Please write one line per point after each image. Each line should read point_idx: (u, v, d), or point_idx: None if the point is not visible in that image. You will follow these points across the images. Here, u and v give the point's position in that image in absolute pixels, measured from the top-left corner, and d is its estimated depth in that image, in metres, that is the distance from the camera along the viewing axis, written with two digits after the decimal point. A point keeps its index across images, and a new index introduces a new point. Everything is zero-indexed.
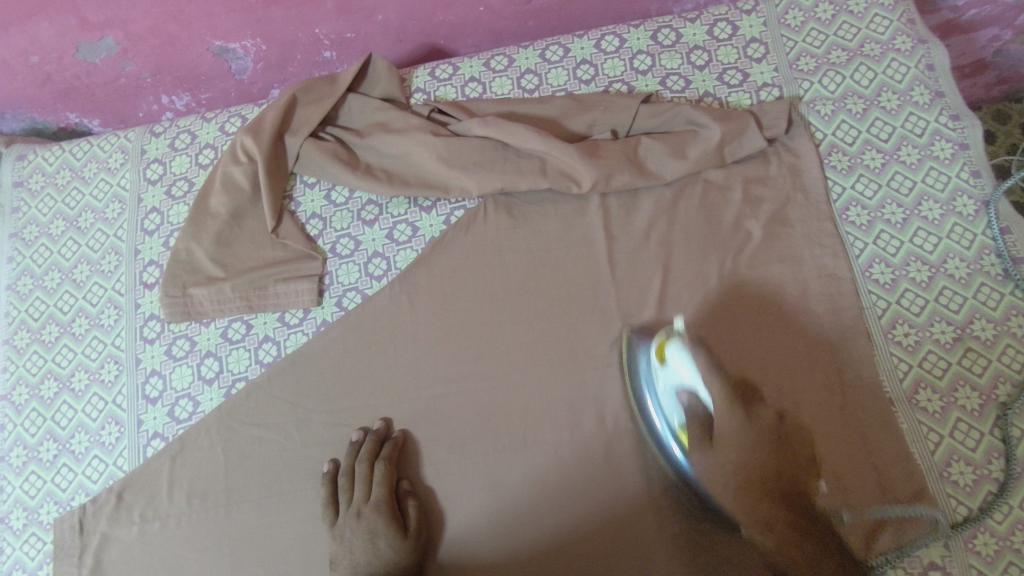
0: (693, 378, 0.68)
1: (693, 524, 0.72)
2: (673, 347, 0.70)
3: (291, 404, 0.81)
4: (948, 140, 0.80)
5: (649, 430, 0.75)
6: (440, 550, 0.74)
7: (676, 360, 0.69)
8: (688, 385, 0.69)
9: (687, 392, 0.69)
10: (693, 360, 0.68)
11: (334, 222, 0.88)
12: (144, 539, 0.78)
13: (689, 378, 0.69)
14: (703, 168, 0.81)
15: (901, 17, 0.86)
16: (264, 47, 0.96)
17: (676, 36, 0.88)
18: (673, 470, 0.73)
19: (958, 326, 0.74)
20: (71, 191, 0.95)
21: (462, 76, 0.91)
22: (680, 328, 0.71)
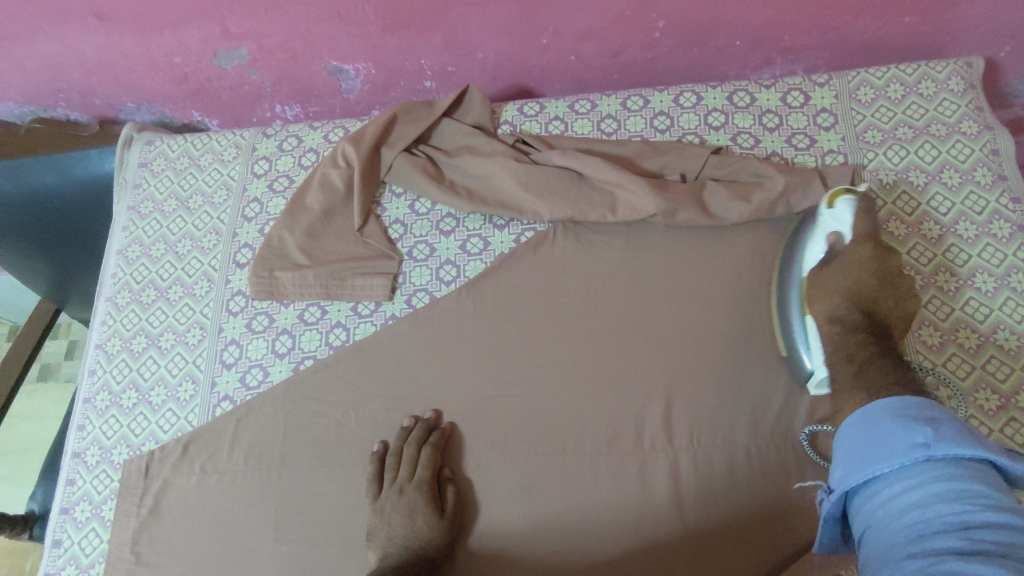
0: (846, 221, 0.78)
1: (716, 547, 0.74)
2: (845, 196, 0.79)
3: (352, 386, 0.87)
4: (1007, 220, 0.83)
5: (784, 280, 0.83)
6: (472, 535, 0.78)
7: (840, 208, 0.79)
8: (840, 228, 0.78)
9: (835, 234, 0.78)
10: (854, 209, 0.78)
11: (414, 228, 0.96)
12: (201, 489, 0.84)
13: (845, 223, 0.78)
14: (763, 218, 0.86)
15: (969, 104, 0.91)
16: (374, 71, 1.07)
17: (750, 99, 0.96)
18: (783, 335, 0.81)
19: (1003, 395, 0.75)
20: (187, 176, 1.06)
21: (547, 114, 1.00)
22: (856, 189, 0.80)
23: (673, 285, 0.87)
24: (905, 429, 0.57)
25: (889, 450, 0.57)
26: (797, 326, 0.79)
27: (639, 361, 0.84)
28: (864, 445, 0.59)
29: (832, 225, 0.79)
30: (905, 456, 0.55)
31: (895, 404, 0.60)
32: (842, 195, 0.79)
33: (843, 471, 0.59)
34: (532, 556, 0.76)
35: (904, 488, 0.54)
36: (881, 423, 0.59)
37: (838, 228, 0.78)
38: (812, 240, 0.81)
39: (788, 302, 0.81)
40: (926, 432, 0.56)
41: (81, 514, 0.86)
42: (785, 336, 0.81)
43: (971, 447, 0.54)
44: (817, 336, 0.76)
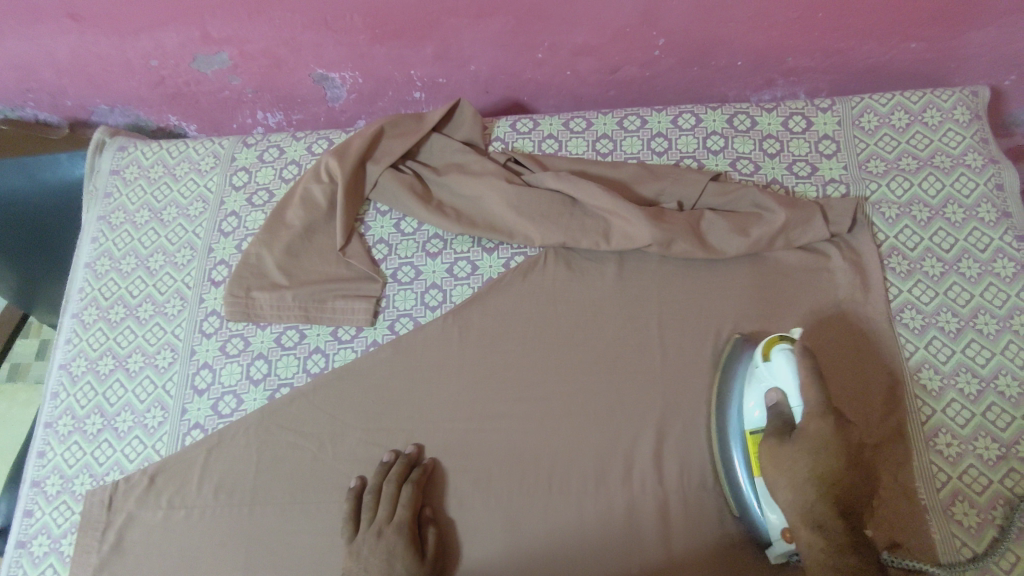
0: (789, 381, 0.69)
1: None
2: (780, 349, 0.70)
3: (330, 417, 0.83)
4: (1010, 259, 0.81)
5: (724, 423, 0.76)
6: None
7: (781, 365, 0.69)
8: (780, 388, 0.70)
9: (777, 394, 0.70)
10: (797, 369, 0.68)
11: (399, 249, 0.92)
12: (167, 524, 0.80)
13: (787, 385, 0.69)
14: (762, 250, 0.83)
15: (975, 136, 0.88)
16: (361, 80, 1.02)
17: (751, 123, 0.92)
18: (737, 502, 0.74)
19: (1004, 445, 0.73)
20: (161, 186, 1.01)
21: (541, 131, 0.96)
22: (795, 334, 0.72)
23: (668, 317, 0.83)
24: None
25: None
26: (748, 491, 0.72)
27: (632, 397, 0.80)
28: None
29: (767, 381, 0.71)
30: None
31: None
32: (776, 344, 0.71)
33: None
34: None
35: None
36: None
37: (778, 385, 0.70)
38: (747, 391, 0.75)
39: (737, 476, 0.74)
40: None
41: (39, 548, 0.81)
42: (737, 500, 0.74)
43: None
44: (773, 505, 0.70)
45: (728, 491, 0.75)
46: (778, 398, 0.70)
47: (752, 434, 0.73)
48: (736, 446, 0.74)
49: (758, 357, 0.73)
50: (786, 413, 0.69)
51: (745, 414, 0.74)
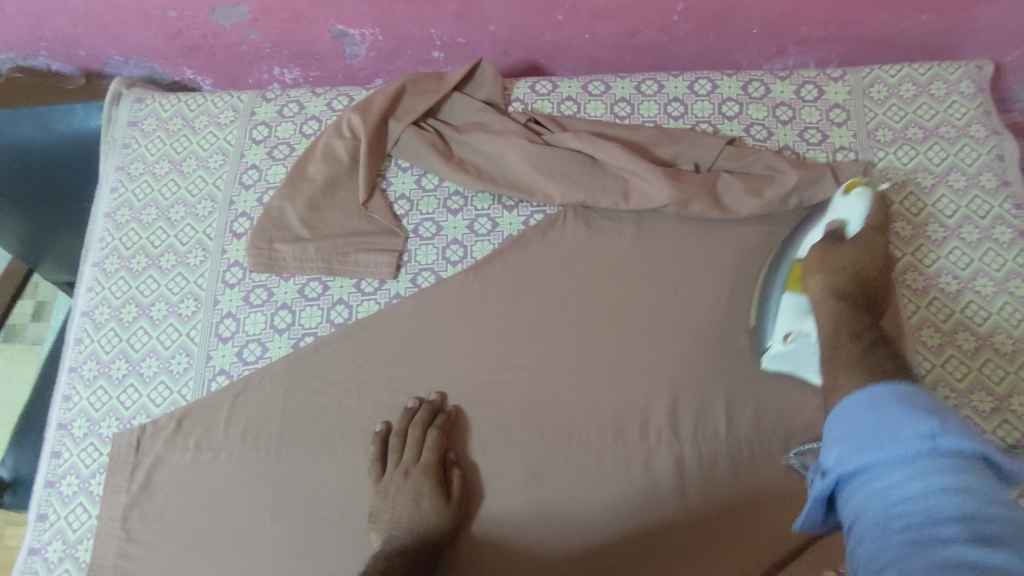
0: (852, 216, 0.78)
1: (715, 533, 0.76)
2: (862, 189, 0.79)
3: (355, 365, 0.85)
4: (1009, 226, 0.85)
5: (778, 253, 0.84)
6: (476, 519, 0.78)
7: (849, 204, 0.79)
8: (843, 219, 0.79)
9: (836, 223, 0.79)
10: (863, 212, 0.78)
11: (420, 205, 0.94)
12: (195, 465, 0.82)
13: (849, 218, 0.79)
14: (775, 212, 0.86)
15: (979, 107, 0.91)
16: (380, 38, 1.03)
17: (764, 90, 0.95)
18: (759, 306, 0.83)
19: (997, 398, 0.77)
20: (180, 138, 1.01)
21: (560, 93, 0.98)
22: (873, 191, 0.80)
23: (683, 275, 0.87)
24: (914, 414, 0.50)
25: (890, 436, 0.50)
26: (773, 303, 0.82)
27: (647, 350, 0.84)
28: (867, 429, 0.52)
29: (839, 211, 0.80)
30: (908, 445, 0.49)
31: (903, 392, 0.53)
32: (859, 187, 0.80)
33: (834, 458, 0.54)
34: (535, 542, 0.77)
35: (899, 483, 0.48)
36: (888, 409, 0.52)
37: (841, 216, 0.79)
38: (814, 226, 0.82)
39: (775, 274, 0.83)
40: (929, 422, 0.49)
41: (68, 488, 0.83)
42: (760, 309, 0.83)
43: (976, 443, 0.47)
44: (790, 319, 0.78)
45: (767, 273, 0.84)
46: (840, 225, 0.79)
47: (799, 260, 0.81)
48: (786, 254, 0.83)
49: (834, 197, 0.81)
50: (836, 231, 0.79)
51: (800, 244, 0.82)
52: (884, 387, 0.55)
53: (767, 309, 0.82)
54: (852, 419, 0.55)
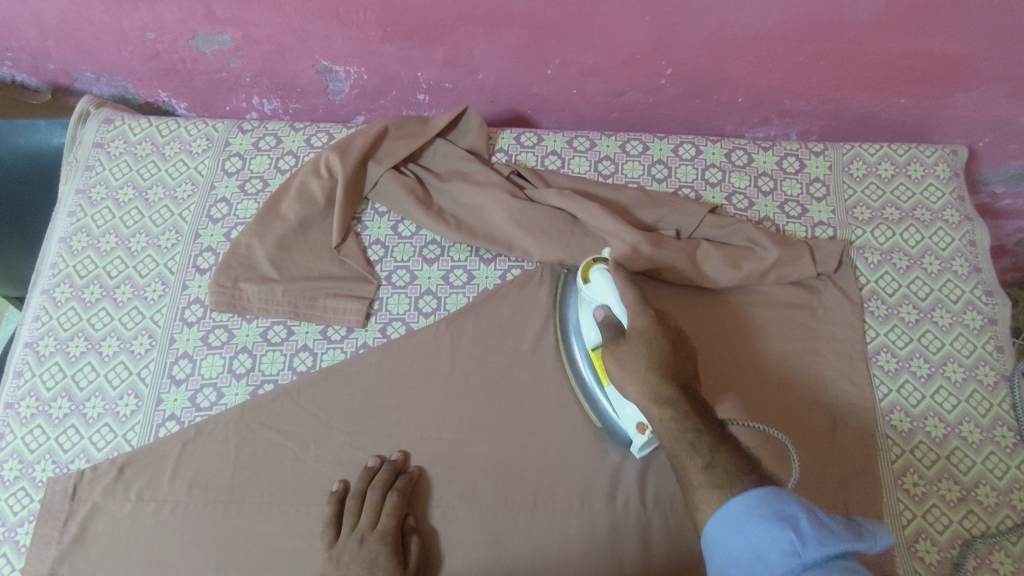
0: (609, 296, 0.76)
1: None
2: (597, 268, 0.78)
3: (316, 417, 0.82)
4: (978, 312, 0.86)
5: (571, 345, 0.83)
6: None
7: (597, 281, 0.77)
8: (604, 302, 0.76)
9: (603, 309, 0.76)
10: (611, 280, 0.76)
11: (395, 252, 0.91)
12: (134, 518, 0.77)
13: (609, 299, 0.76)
14: (752, 285, 0.86)
15: (953, 192, 0.92)
16: (365, 76, 1.01)
17: (747, 159, 0.95)
18: (593, 408, 0.81)
19: (964, 487, 0.77)
20: (148, 164, 0.97)
21: (544, 147, 0.97)
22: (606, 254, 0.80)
23: None
24: (771, 533, 0.51)
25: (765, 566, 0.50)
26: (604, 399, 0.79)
27: None
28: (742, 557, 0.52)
29: (591, 299, 0.79)
30: (781, 568, 0.49)
31: (754, 499, 0.54)
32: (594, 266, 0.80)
33: None
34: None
35: None
36: (748, 526, 0.53)
37: (602, 301, 0.77)
38: (584, 313, 0.81)
39: (588, 381, 0.81)
40: (789, 537, 0.49)
41: None
42: (596, 408, 0.81)
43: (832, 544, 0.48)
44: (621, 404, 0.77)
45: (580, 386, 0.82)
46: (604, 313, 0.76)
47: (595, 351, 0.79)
48: (583, 350, 0.81)
49: (581, 283, 0.80)
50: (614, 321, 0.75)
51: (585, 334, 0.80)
52: (766, 488, 0.55)
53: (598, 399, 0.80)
54: (722, 542, 0.54)
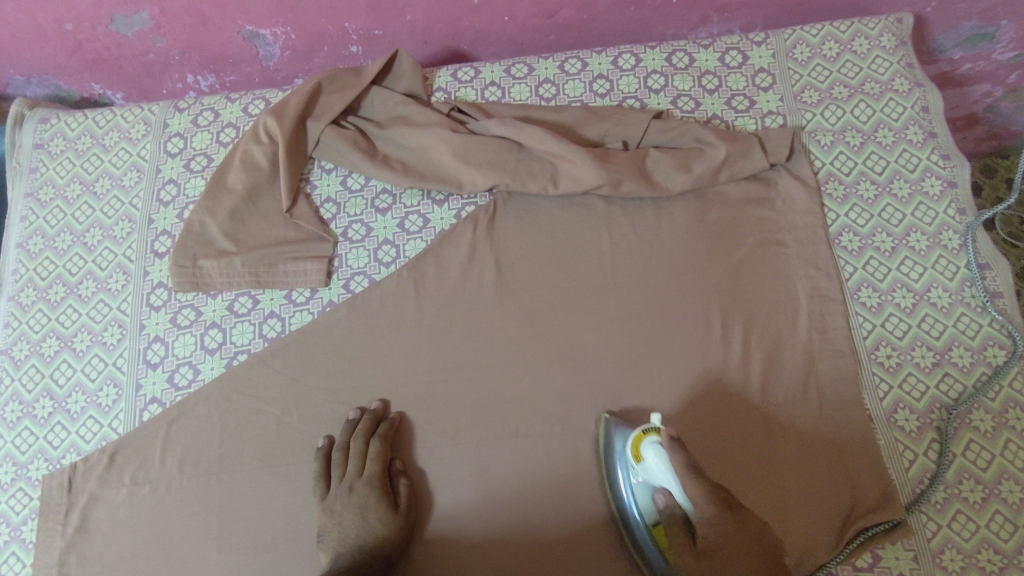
0: (669, 480, 0.65)
1: None
2: (649, 447, 0.67)
3: (293, 379, 0.83)
4: (937, 178, 0.85)
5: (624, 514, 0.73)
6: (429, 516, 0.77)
7: (653, 463, 0.66)
8: (664, 489, 0.66)
9: (662, 495, 0.66)
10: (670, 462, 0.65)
11: (348, 208, 0.90)
12: (132, 501, 0.79)
13: (667, 481, 0.66)
14: (706, 185, 0.85)
15: (901, 61, 0.90)
16: (293, 36, 0.99)
17: (689, 60, 0.93)
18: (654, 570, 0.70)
19: (938, 352, 0.77)
20: (90, 157, 0.97)
21: (482, 79, 0.95)
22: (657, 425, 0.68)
23: (620, 256, 0.85)
24: None
25: None
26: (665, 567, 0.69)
27: (591, 335, 0.82)
28: None
29: (649, 476, 0.68)
30: None
31: None
32: (645, 438, 0.68)
33: None
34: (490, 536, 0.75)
35: None
36: None
37: (661, 485, 0.66)
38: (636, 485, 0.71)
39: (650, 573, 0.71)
40: None
41: None
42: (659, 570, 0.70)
43: None
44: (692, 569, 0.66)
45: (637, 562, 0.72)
46: (666, 499, 0.66)
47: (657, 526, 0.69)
48: (638, 528, 0.71)
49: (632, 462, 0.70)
50: (678, 511, 0.65)
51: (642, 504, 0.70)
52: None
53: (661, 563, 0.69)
54: None
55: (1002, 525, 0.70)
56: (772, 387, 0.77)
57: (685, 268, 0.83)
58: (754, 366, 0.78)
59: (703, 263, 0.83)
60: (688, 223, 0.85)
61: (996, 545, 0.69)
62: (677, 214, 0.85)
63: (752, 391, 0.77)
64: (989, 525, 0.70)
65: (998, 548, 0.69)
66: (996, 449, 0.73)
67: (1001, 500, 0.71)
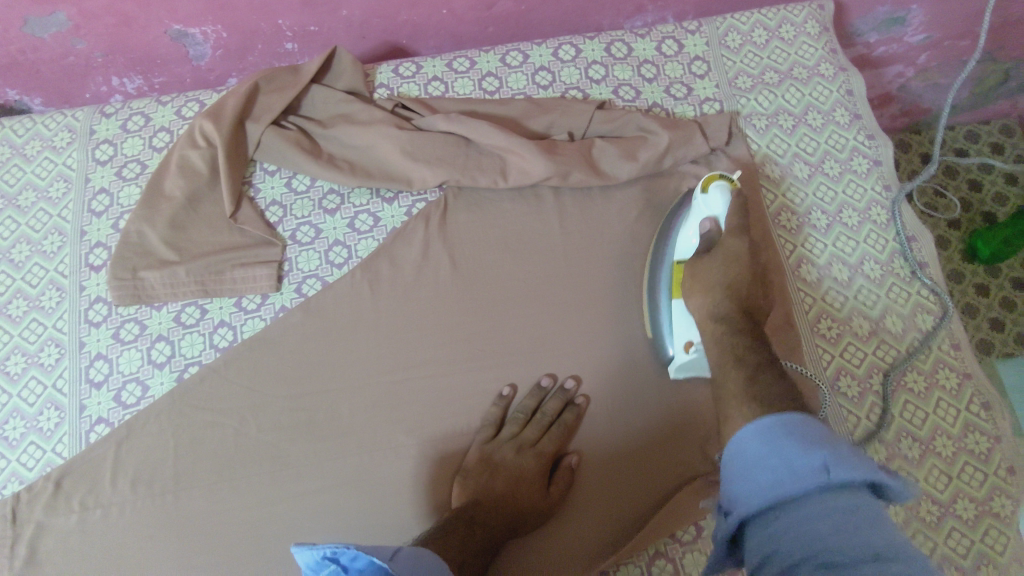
0: (719, 212, 0.76)
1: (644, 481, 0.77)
2: (719, 185, 0.76)
3: (248, 389, 0.81)
4: (864, 157, 0.90)
5: (657, 253, 0.82)
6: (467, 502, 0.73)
7: (714, 197, 0.76)
8: (711, 216, 0.76)
9: (710, 220, 0.76)
10: (728, 206, 0.75)
11: (294, 210, 0.88)
12: (84, 528, 0.76)
13: (718, 214, 0.76)
14: (650, 172, 0.87)
15: (825, 46, 0.95)
16: (225, 34, 0.95)
17: (627, 50, 0.95)
18: (652, 318, 0.81)
19: (874, 321, 0.83)
20: (11, 168, 0.91)
21: (424, 74, 0.94)
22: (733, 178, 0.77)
23: (573, 247, 0.86)
24: (806, 447, 0.47)
25: (790, 471, 0.46)
26: (664, 310, 0.79)
27: (549, 324, 0.83)
28: (766, 463, 0.48)
29: (705, 211, 0.77)
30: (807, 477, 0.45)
31: (789, 423, 0.50)
32: (715, 180, 0.77)
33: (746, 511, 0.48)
34: (504, 532, 0.71)
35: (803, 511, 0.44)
36: (780, 442, 0.49)
37: (711, 214, 0.76)
38: (688, 222, 0.79)
39: (658, 278, 0.80)
40: (824, 453, 0.46)
41: None
42: (653, 323, 0.80)
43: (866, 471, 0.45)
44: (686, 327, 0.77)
45: (651, 275, 0.82)
46: (711, 228, 0.75)
47: (680, 263, 0.79)
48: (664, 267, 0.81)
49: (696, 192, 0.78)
50: (711, 235, 0.76)
51: (679, 244, 0.80)
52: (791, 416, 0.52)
53: (659, 312, 0.80)
54: (743, 451, 0.51)
55: (938, 478, 0.76)
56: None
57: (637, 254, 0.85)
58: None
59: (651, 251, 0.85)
60: (636, 213, 0.87)
61: (934, 497, 0.75)
62: (624, 203, 0.87)
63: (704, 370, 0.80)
64: (927, 479, 0.76)
65: (935, 499, 0.75)
66: (930, 407, 0.79)
67: (936, 455, 0.77)
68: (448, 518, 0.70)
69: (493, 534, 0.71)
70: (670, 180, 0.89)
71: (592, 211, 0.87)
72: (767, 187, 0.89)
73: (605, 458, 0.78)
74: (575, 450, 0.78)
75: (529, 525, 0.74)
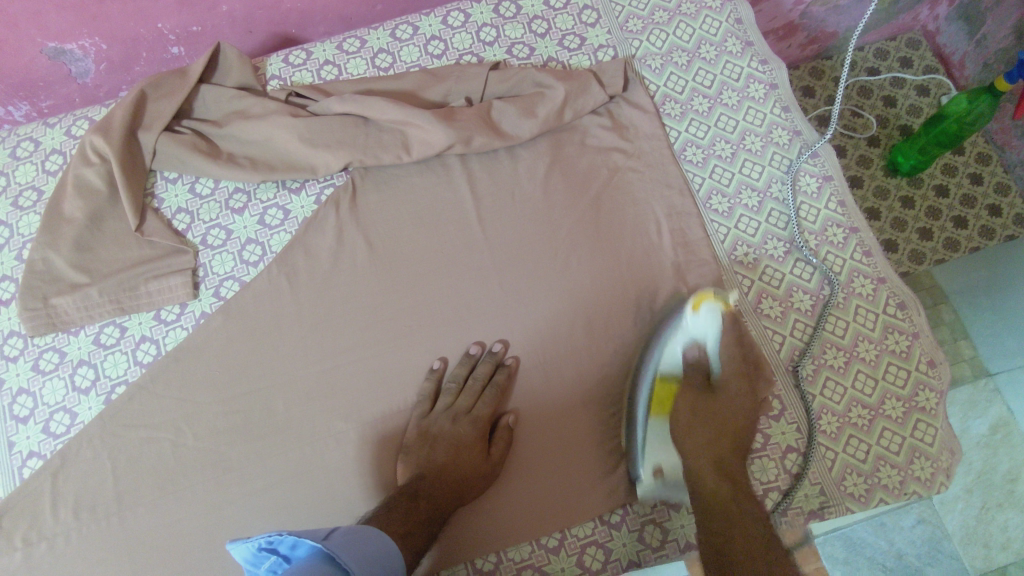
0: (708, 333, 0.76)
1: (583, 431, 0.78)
2: (710, 305, 0.76)
3: (178, 400, 0.80)
4: (760, 82, 0.91)
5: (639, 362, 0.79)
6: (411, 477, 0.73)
7: (707, 315, 0.76)
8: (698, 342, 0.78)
9: (696, 345, 0.78)
10: (719, 327, 0.76)
11: (201, 214, 0.87)
12: (29, 564, 0.74)
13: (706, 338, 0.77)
14: (552, 127, 0.88)
15: None
16: (105, 46, 0.92)
17: (516, 8, 0.95)
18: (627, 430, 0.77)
19: (787, 241, 0.84)
20: None
21: (316, 60, 0.93)
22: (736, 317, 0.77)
23: (486, 211, 0.86)
24: None
25: None
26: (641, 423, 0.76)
27: (472, 290, 0.83)
28: None
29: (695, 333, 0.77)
30: None
31: None
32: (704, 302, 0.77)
33: None
34: (450, 502, 0.72)
35: None
36: None
37: (698, 334, 0.77)
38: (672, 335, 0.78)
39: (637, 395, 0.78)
40: None
41: None
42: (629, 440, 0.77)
43: None
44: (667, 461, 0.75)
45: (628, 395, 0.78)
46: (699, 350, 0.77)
47: (665, 383, 0.78)
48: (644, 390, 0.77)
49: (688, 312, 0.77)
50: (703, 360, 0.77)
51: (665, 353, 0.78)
52: None
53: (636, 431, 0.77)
54: None
55: (864, 382, 0.78)
56: (647, 306, 0.81)
57: (550, 209, 0.86)
58: (625, 286, 0.82)
59: (565, 203, 0.86)
60: (545, 168, 0.87)
61: (863, 401, 0.78)
62: (532, 161, 0.88)
63: (629, 310, 0.81)
64: (855, 385, 0.78)
65: (864, 402, 0.77)
66: (849, 316, 0.81)
67: (859, 359, 0.79)
68: (392, 495, 0.71)
69: (440, 504, 0.71)
70: (574, 131, 0.89)
71: (502, 173, 0.87)
72: (670, 124, 0.90)
73: (541, 415, 0.79)
74: (512, 410, 0.79)
75: (476, 491, 0.74)
